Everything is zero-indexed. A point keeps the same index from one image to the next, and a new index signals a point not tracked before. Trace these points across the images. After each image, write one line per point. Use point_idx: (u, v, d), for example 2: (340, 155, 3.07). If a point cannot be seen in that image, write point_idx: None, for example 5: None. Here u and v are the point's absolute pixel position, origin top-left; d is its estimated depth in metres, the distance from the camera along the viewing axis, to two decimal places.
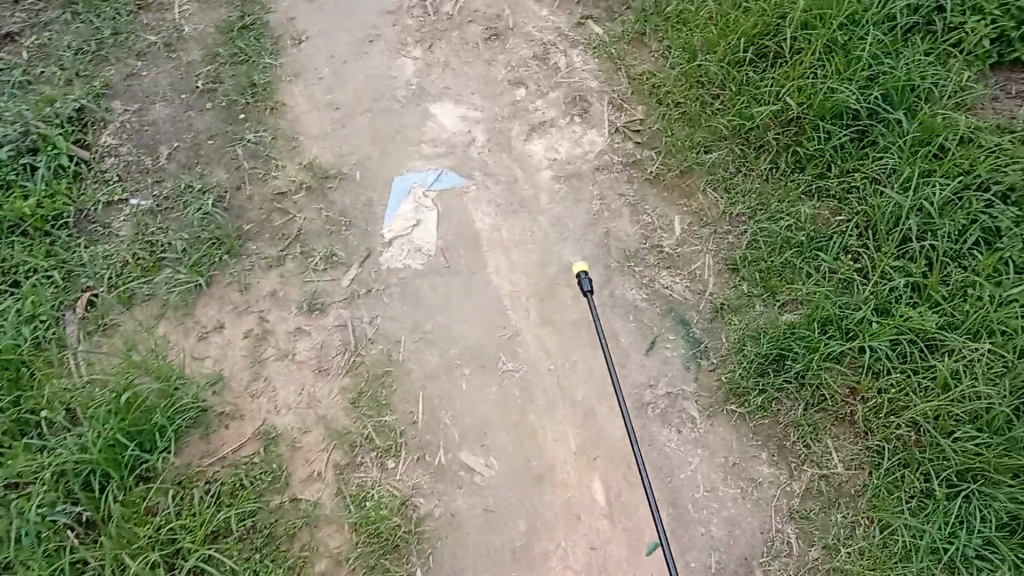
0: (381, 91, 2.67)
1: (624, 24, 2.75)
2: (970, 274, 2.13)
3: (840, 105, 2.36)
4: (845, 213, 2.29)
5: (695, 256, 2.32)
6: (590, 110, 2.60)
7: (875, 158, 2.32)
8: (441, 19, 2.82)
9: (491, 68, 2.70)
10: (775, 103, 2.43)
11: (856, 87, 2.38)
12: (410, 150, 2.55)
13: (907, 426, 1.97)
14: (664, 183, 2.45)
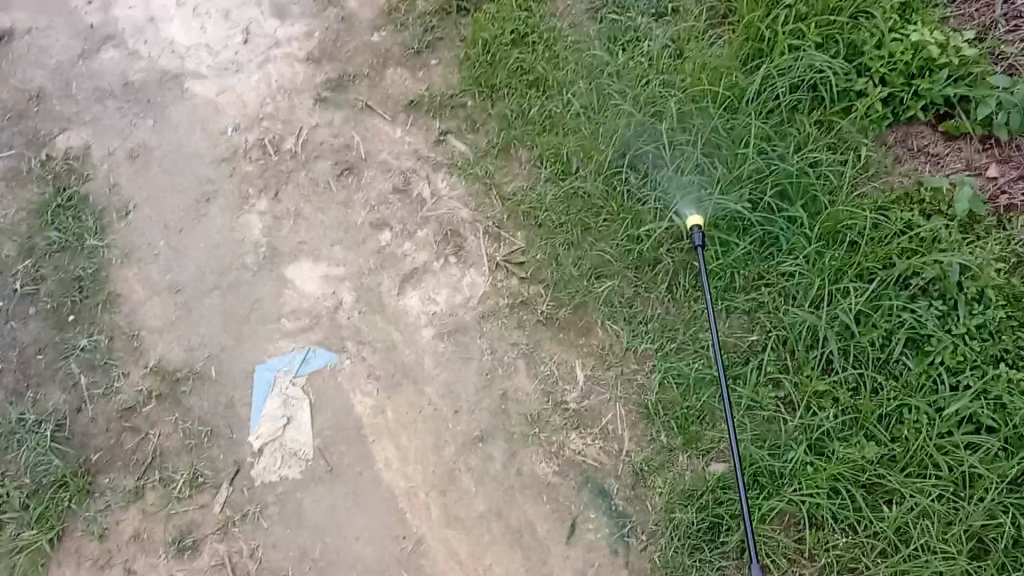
0: (227, 262, 2.34)
1: (488, 135, 2.49)
2: (902, 390, 1.95)
3: (732, 214, 2.16)
4: (758, 334, 2.08)
5: (605, 408, 2.09)
6: (465, 246, 2.33)
7: (781, 264, 2.11)
8: (284, 158, 2.50)
9: (349, 211, 2.40)
10: (664, 221, 2.21)
11: (749, 188, 2.18)
12: (269, 330, 2.24)
13: None
14: (558, 323, 2.20)
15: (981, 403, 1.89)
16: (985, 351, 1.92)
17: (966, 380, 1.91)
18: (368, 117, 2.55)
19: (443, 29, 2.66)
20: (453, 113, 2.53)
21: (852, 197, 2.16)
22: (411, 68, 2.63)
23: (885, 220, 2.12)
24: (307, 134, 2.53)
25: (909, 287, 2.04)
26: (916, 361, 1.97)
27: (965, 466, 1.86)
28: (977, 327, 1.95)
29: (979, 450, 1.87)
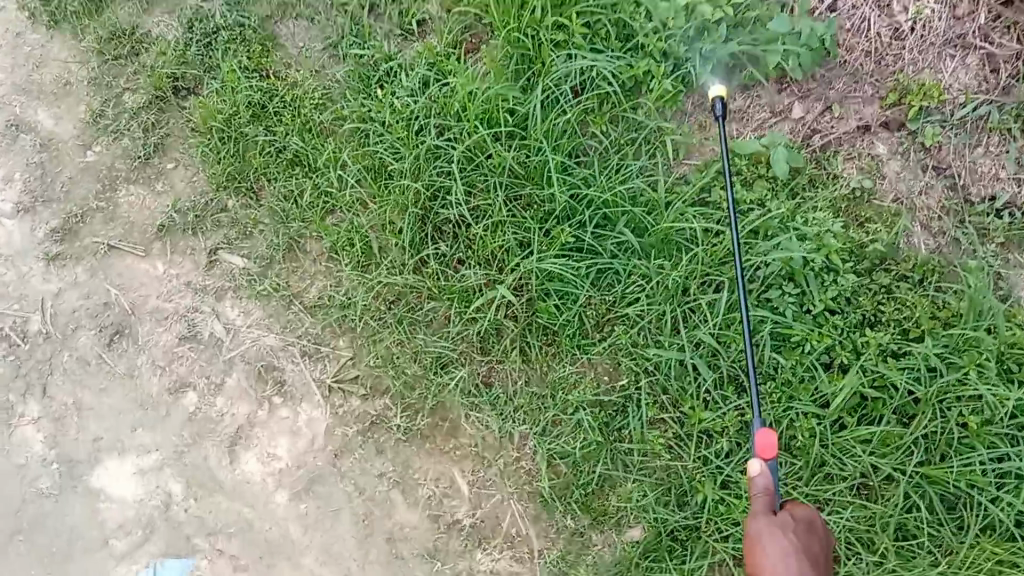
0: (16, 498, 1.93)
1: (265, 236, 2.12)
2: (785, 393, 1.88)
3: (564, 260, 1.98)
4: (627, 378, 1.93)
5: (501, 510, 1.90)
6: (286, 379, 2.01)
7: (628, 296, 1.96)
8: (35, 343, 2.05)
9: (138, 382, 2.01)
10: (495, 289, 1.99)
11: (570, 227, 1.99)
12: (98, 560, 1.88)
13: None
14: (419, 432, 1.96)
15: (862, 385, 1.86)
16: (846, 324, 1.91)
17: (839, 359, 1.89)
18: (115, 257, 2.11)
19: (166, 123, 2.23)
20: (216, 222, 2.14)
21: (673, 198, 2.02)
22: (146, 181, 2.19)
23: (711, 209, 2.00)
24: (51, 305, 2.08)
25: (757, 283, 1.95)
26: (789, 359, 1.90)
27: (869, 458, 1.81)
28: (833, 299, 1.93)
29: (876, 436, 1.82)
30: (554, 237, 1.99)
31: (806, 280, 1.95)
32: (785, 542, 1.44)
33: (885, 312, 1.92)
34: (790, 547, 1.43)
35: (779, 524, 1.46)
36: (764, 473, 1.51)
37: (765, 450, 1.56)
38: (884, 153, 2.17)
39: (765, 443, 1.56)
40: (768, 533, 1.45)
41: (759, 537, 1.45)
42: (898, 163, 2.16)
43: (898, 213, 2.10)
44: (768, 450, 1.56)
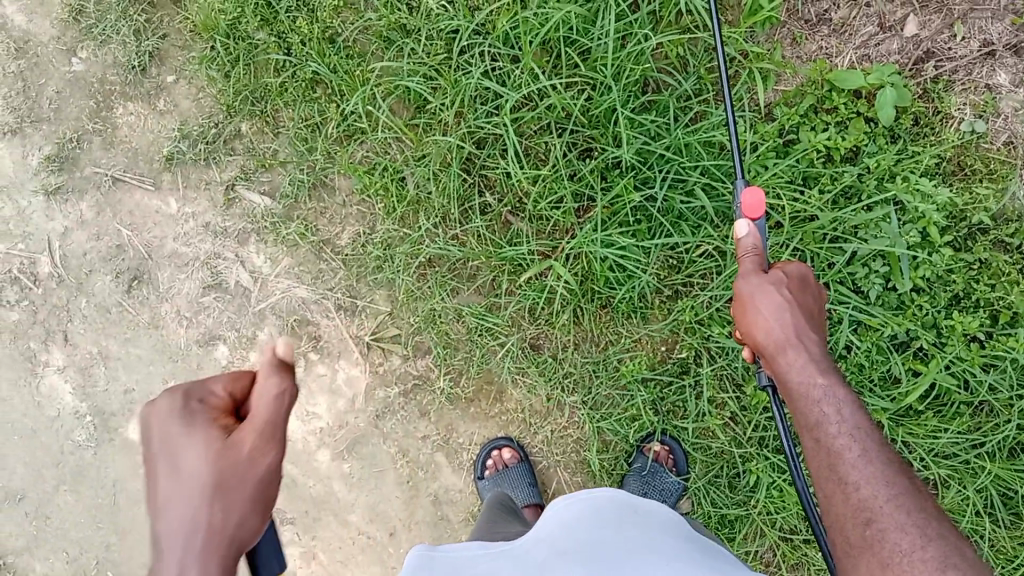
0: (54, 450, 1.93)
1: (286, 171, 1.88)
2: (856, 377, 1.77)
3: (626, 232, 1.76)
4: (685, 350, 1.79)
5: (547, 475, 1.89)
6: (322, 335, 1.89)
7: (696, 263, 1.77)
8: (49, 287, 1.93)
9: (165, 333, 1.90)
10: (556, 255, 1.80)
11: (635, 188, 1.75)
12: (144, 511, 1.92)
13: None
14: (463, 396, 1.88)
15: (940, 376, 1.73)
16: (932, 305, 1.73)
17: (919, 344, 1.75)
18: (122, 191, 1.91)
19: (161, 22, 1.89)
20: (230, 150, 1.89)
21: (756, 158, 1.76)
22: (145, 96, 1.90)
23: (799, 166, 1.76)
24: (60, 245, 1.92)
25: (842, 258, 1.75)
26: (863, 340, 1.75)
27: (929, 455, 1.76)
28: (924, 279, 1.73)
29: (943, 433, 1.75)
30: (616, 199, 1.75)
31: (899, 260, 1.73)
32: (778, 295, 1.23)
33: (977, 291, 1.72)
34: (783, 302, 1.21)
35: (771, 279, 1.25)
36: (753, 235, 1.28)
37: (752, 209, 1.29)
38: (1004, 86, 1.82)
39: (752, 202, 1.28)
40: (760, 291, 1.23)
41: (750, 295, 1.24)
42: (1018, 98, 1.82)
43: (1007, 163, 1.79)
44: (756, 210, 1.28)
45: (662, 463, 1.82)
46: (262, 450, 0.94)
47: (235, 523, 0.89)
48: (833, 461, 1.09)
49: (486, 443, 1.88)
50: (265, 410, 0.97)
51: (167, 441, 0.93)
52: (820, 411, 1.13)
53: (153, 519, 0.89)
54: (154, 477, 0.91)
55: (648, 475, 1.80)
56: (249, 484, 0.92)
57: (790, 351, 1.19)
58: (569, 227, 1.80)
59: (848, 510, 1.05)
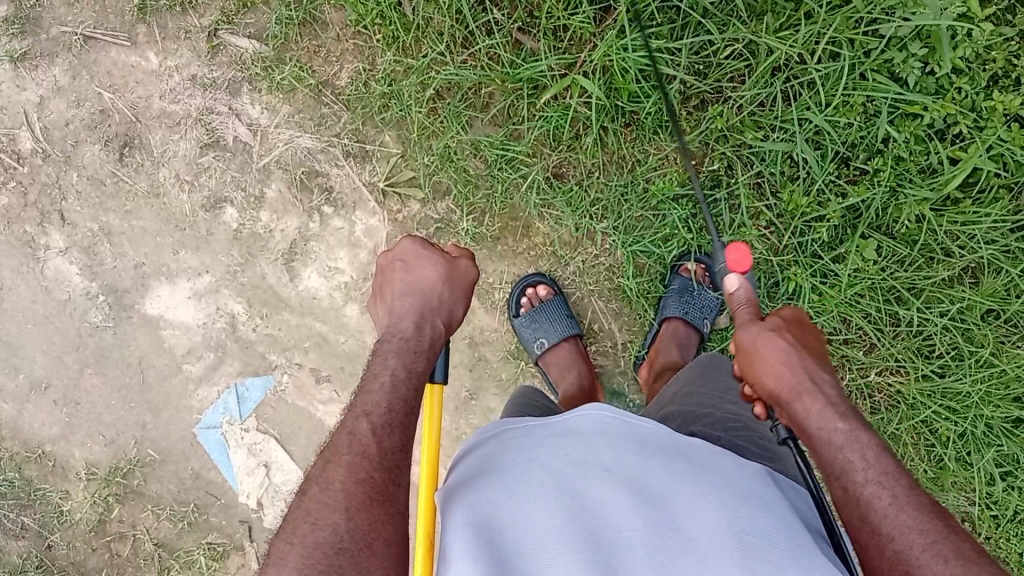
0: (73, 332, 1.88)
1: (270, 7, 1.73)
2: (897, 170, 1.68)
3: (651, 35, 1.66)
4: (715, 160, 1.72)
5: (582, 307, 1.84)
6: (333, 184, 1.79)
7: (722, 67, 1.68)
8: (34, 165, 1.81)
9: (168, 199, 1.80)
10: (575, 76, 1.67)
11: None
12: (176, 385, 1.88)
13: (886, 383, 1.77)
14: (489, 236, 1.80)
15: (982, 160, 1.63)
16: (972, 87, 1.61)
17: (959, 129, 1.64)
18: (96, 50, 1.77)
19: None
20: None
21: None
22: None
23: None
24: (38, 117, 1.80)
25: (878, 44, 1.63)
26: (902, 132, 1.66)
27: (971, 244, 1.69)
28: (963, 57, 1.60)
29: (983, 220, 1.67)
30: (636, 3, 1.64)
31: (941, 37, 1.59)
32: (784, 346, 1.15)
33: (1018, 68, 1.59)
34: (790, 353, 1.13)
35: (771, 330, 1.18)
36: (744, 288, 1.32)
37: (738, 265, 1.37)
38: None
39: (737, 258, 1.36)
40: (761, 340, 1.17)
41: (753, 347, 1.17)
42: None
43: None
44: (742, 265, 1.36)
45: (700, 283, 1.79)
46: (459, 299, 1.27)
47: (439, 330, 1.21)
48: (863, 512, 0.96)
49: (518, 281, 1.82)
50: (469, 284, 1.30)
51: (417, 253, 1.30)
52: (845, 458, 1.01)
53: (400, 286, 1.24)
54: (397, 268, 1.27)
55: (687, 295, 1.76)
56: (462, 291, 1.28)
57: (804, 395, 1.08)
58: (588, 37, 1.68)
59: (884, 562, 0.92)
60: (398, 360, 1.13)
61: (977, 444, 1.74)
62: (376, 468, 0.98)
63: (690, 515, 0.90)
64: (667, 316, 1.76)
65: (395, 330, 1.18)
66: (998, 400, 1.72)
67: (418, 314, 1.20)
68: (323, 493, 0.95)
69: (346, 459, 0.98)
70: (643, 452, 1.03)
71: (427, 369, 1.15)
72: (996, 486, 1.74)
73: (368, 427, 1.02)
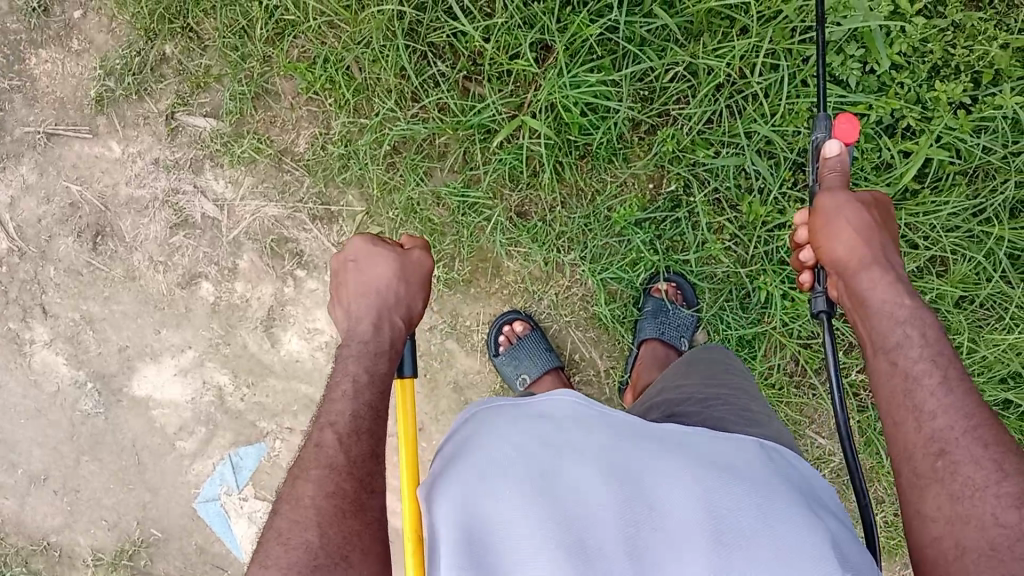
0: (66, 422, 1.90)
1: (223, 84, 1.78)
2: (852, 170, 1.71)
3: (593, 68, 1.70)
4: (672, 181, 1.75)
5: (561, 339, 1.86)
6: (302, 249, 1.82)
7: (666, 91, 1.71)
8: (12, 263, 1.86)
9: (144, 282, 1.84)
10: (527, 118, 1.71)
11: (593, 22, 1.67)
12: (172, 462, 1.89)
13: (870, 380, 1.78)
14: (461, 280, 1.83)
15: (934, 151, 1.66)
16: (913, 81, 1.65)
17: (907, 123, 1.67)
18: (60, 145, 1.82)
19: None
20: (159, 77, 1.79)
21: None
22: (57, 39, 1.80)
23: None
24: (11, 217, 1.85)
25: (816, 50, 1.67)
26: None
27: (936, 234, 1.70)
28: (900, 54, 1.66)
29: (944, 209, 1.69)
30: (576, 37, 1.67)
31: (875, 38, 1.65)
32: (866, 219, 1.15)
33: (956, 57, 1.63)
34: (870, 225, 1.14)
35: (857, 199, 1.17)
36: (842, 157, 1.22)
37: None
38: None
39: None
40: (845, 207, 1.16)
41: (829, 214, 1.16)
42: None
43: None
44: None
45: (673, 301, 1.79)
46: (416, 291, 1.28)
47: (398, 328, 1.23)
48: (908, 388, 0.99)
49: (496, 319, 1.84)
50: (425, 275, 1.30)
51: (368, 246, 1.28)
52: (902, 334, 1.03)
53: (354, 286, 1.24)
54: (349, 266, 1.26)
55: (662, 315, 1.77)
56: (418, 282, 1.28)
57: (873, 267, 1.09)
58: (532, 78, 1.72)
59: (919, 440, 0.95)
60: (358, 366, 1.15)
61: None
62: (346, 478, 1.02)
63: (666, 500, 0.91)
64: (645, 338, 1.78)
65: (353, 335, 1.19)
66: (982, 385, 1.72)
67: (375, 316, 1.21)
68: (293, 511, 0.99)
69: (314, 473, 1.02)
70: (613, 429, 1.02)
71: (390, 370, 1.17)
72: None
73: (335, 438, 1.06)
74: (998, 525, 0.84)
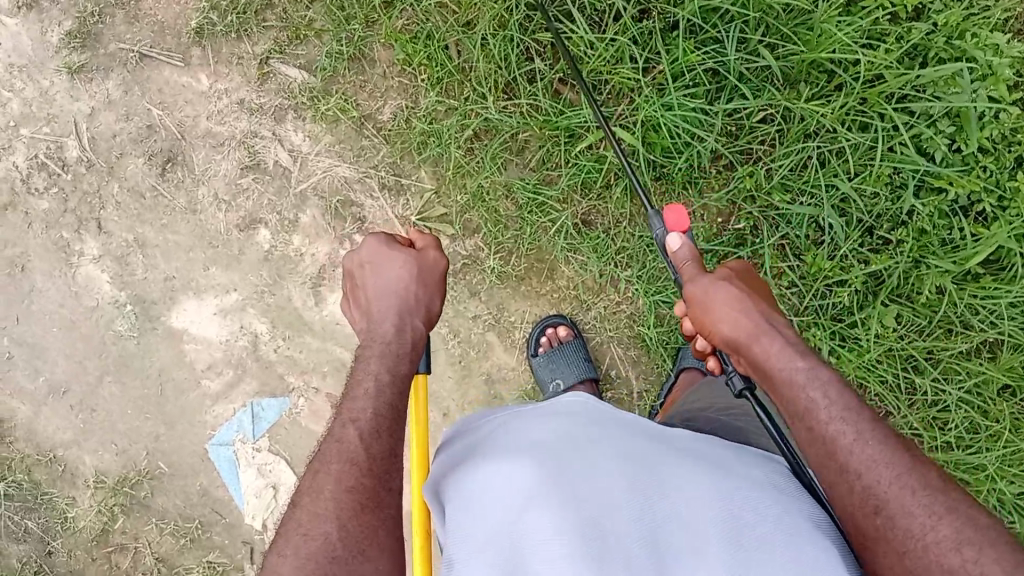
0: (97, 339, 1.90)
1: (322, 41, 1.80)
2: (919, 242, 1.71)
3: (689, 94, 1.72)
4: (739, 219, 1.78)
5: (600, 352, 1.86)
6: (366, 214, 1.83)
7: (755, 129, 1.73)
8: (78, 173, 1.86)
9: (204, 217, 1.84)
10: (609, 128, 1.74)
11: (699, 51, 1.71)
12: (193, 400, 1.89)
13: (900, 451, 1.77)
14: (514, 276, 1.83)
15: (1007, 241, 1.66)
16: (997, 168, 1.65)
17: (982, 207, 1.68)
18: (150, 67, 1.84)
19: None
20: (262, 21, 1.80)
21: (840, 24, 1.66)
22: None
23: (874, 38, 1.68)
24: (86, 128, 1.86)
25: (908, 118, 1.68)
26: (926, 204, 1.70)
27: (992, 321, 1.71)
28: (989, 139, 1.66)
29: (1005, 297, 1.69)
30: (680, 62, 1.70)
31: (969, 116, 1.65)
32: (732, 291, 1.21)
33: None
34: (743, 295, 1.20)
35: (716, 280, 1.24)
36: (686, 246, 1.31)
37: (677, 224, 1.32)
38: None
39: (676, 218, 1.32)
40: (710, 289, 1.22)
41: (703, 296, 1.22)
42: None
43: None
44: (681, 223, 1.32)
45: None
46: (433, 293, 1.32)
47: (417, 327, 1.27)
48: (830, 449, 1.04)
49: (539, 321, 1.84)
50: (441, 278, 1.34)
51: (382, 248, 1.32)
52: (808, 397, 1.09)
53: (373, 288, 1.28)
54: (366, 268, 1.31)
55: None
56: (435, 283, 1.32)
57: (764, 337, 1.15)
58: (626, 92, 1.75)
59: (853, 499, 1.01)
60: (381, 365, 1.19)
61: None
62: (366, 475, 1.07)
63: (684, 503, 1.03)
64: (685, 366, 1.75)
65: (376, 333, 1.24)
66: (1010, 475, 1.71)
67: (397, 317, 1.25)
68: (314, 503, 1.04)
69: (335, 467, 1.07)
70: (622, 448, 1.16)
71: (410, 371, 1.22)
72: None
73: (356, 433, 1.11)
74: (943, 569, 0.93)
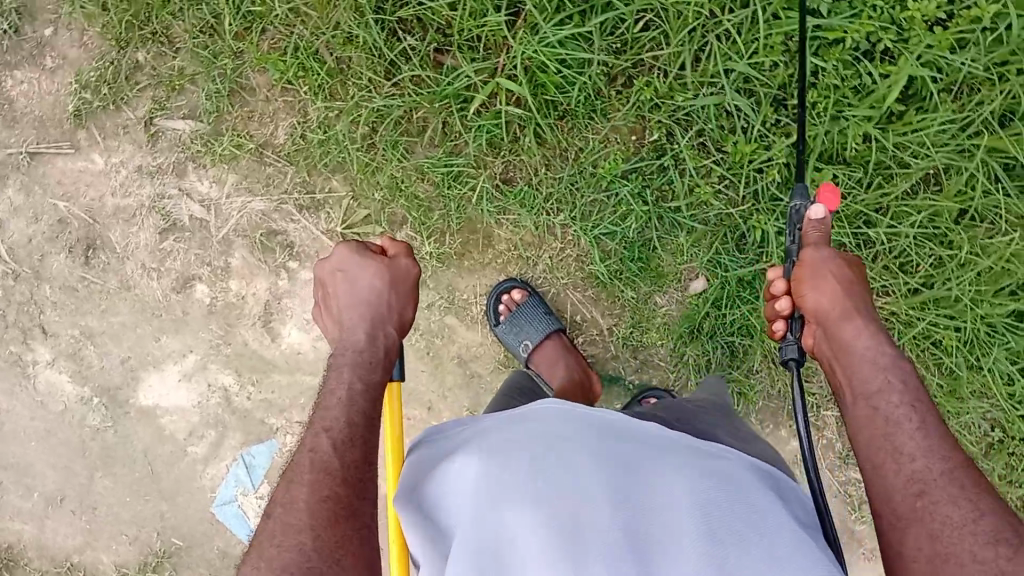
0: (76, 439, 1.90)
1: (198, 85, 1.79)
2: (833, 100, 1.68)
3: (564, 23, 1.70)
4: (653, 130, 1.74)
5: (561, 303, 1.84)
6: (293, 239, 1.82)
7: (642, 38, 1.70)
8: (8, 286, 1.87)
9: (140, 291, 1.84)
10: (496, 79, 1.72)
11: None
12: (186, 469, 1.88)
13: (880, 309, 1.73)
14: (453, 254, 1.82)
15: (916, 71, 1.64)
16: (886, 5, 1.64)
17: (883, 46, 1.66)
18: (44, 163, 1.84)
19: None
20: (135, 84, 1.80)
21: None
22: (31, 59, 1.83)
23: None
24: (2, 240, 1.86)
25: None
26: (828, 60, 1.67)
27: (927, 153, 1.67)
28: None
29: (931, 127, 1.66)
30: None
31: None
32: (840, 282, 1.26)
33: None
34: (854, 288, 1.25)
35: (829, 263, 1.28)
36: (828, 219, 1.31)
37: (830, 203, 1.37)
38: None
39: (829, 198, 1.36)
40: (820, 272, 1.27)
41: (812, 276, 1.27)
42: None
43: None
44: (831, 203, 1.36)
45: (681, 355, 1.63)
46: (407, 303, 1.30)
47: (391, 335, 1.26)
48: (891, 429, 1.05)
49: (492, 291, 1.82)
50: (414, 288, 1.33)
51: (354, 257, 1.30)
52: (884, 380, 1.12)
53: (346, 298, 1.27)
54: (338, 277, 1.29)
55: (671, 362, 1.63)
56: (408, 291, 1.31)
57: (855, 321, 1.20)
58: (502, 41, 1.72)
59: (898, 481, 1.00)
60: (353, 373, 1.17)
61: (983, 348, 1.70)
62: (340, 483, 1.01)
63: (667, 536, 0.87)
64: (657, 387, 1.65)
65: (349, 342, 1.22)
66: (991, 297, 1.68)
67: (369, 326, 1.24)
68: (287, 515, 0.98)
69: (309, 477, 1.02)
70: (596, 422, 1.02)
71: (384, 378, 1.20)
72: (1013, 383, 1.70)
73: (330, 443, 1.06)
74: (976, 561, 0.88)
